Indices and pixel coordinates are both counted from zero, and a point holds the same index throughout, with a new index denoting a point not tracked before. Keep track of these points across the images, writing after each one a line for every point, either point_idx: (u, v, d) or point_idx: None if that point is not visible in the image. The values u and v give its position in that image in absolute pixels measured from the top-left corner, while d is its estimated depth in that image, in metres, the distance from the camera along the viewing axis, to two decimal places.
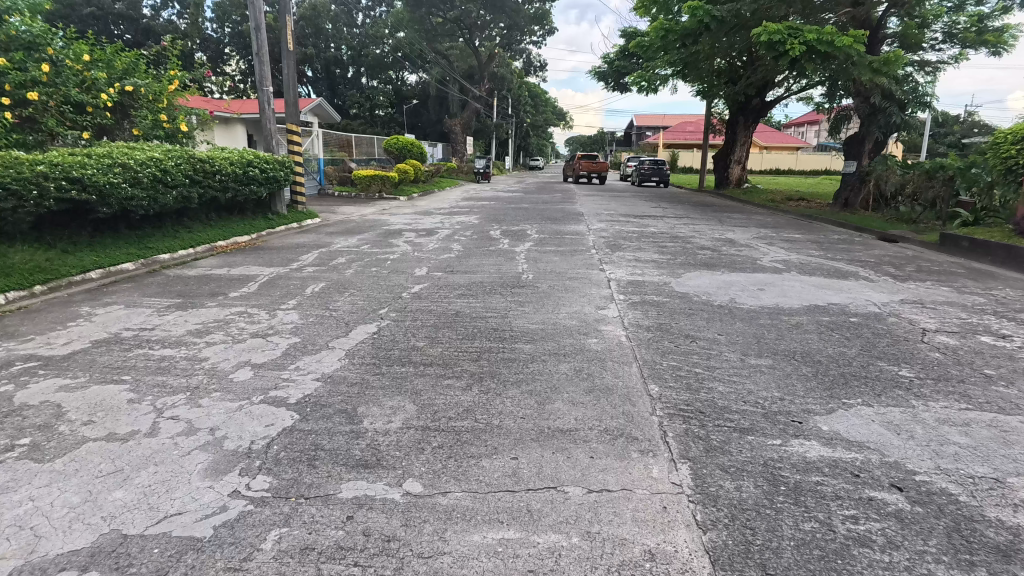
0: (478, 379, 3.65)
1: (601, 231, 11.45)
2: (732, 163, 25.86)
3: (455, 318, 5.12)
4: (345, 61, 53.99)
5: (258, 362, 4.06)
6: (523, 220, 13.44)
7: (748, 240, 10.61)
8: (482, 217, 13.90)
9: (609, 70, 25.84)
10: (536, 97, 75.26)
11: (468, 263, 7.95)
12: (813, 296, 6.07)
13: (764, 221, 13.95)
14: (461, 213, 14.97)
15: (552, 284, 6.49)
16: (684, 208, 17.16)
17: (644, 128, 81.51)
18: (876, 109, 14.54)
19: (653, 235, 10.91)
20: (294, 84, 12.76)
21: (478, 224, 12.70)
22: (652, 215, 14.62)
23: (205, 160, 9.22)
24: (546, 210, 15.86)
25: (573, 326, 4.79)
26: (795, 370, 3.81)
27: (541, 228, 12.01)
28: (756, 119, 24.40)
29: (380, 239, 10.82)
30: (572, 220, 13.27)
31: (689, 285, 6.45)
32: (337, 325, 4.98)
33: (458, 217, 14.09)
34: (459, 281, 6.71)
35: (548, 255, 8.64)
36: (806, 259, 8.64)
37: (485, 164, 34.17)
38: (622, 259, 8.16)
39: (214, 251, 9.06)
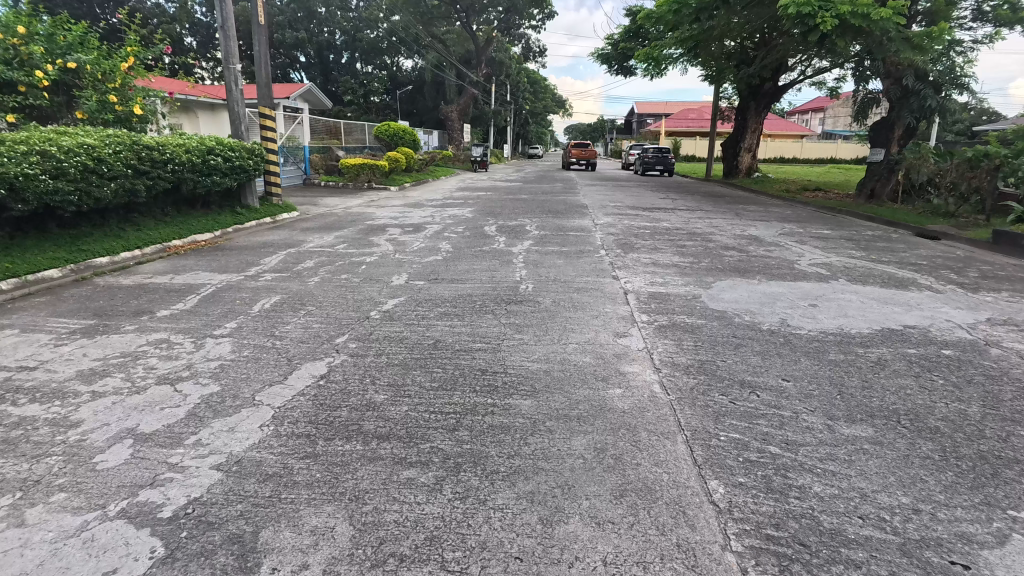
0: (453, 469, 2.47)
1: (609, 227, 10.26)
2: (742, 151, 24.50)
3: (432, 351, 3.94)
4: (339, 46, 52.48)
5: (145, 432, 2.88)
6: (521, 213, 12.26)
7: (775, 237, 9.44)
8: (476, 210, 12.66)
9: (613, 52, 24.55)
10: (535, 84, 73.62)
11: (456, 268, 6.76)
12: (879, 314, 4.93)
13: (786, 215, 12.75)
14: (454, 206, 13.73)
15: (556, 298, 5.30)
16: (696, 200, 15.94)
17: (645, 116, 80.08)
18: (909, 91, 13.31)
19: (667, 232, 9.74)
20: (267, 62, 11.46)
21: (472, 218, 11.49)
22: (663, 208, 13.44)
23: (154, 147, 7.97)
24: (546, 202, 14.65)
25: (586, 366, 3.60)
26: (913, 450, 2.64)
27: (543, 224, 10.81)
28: (768, 104, 23.07)
29: (360, 235, 9.60)
30: (577, 213, 12.08)
31: (724, 300, 5.27)
32: (275, 364, 3.78)
33: (450, 210, 12.88)
34: (442, 294, 5.52)
35: (550, 257, 7.48)
36: (850, 261, 7.47)
37: (482, 152, 32.83)
38: (637, 261, 7.02)
39: (166, 253, 7.88)
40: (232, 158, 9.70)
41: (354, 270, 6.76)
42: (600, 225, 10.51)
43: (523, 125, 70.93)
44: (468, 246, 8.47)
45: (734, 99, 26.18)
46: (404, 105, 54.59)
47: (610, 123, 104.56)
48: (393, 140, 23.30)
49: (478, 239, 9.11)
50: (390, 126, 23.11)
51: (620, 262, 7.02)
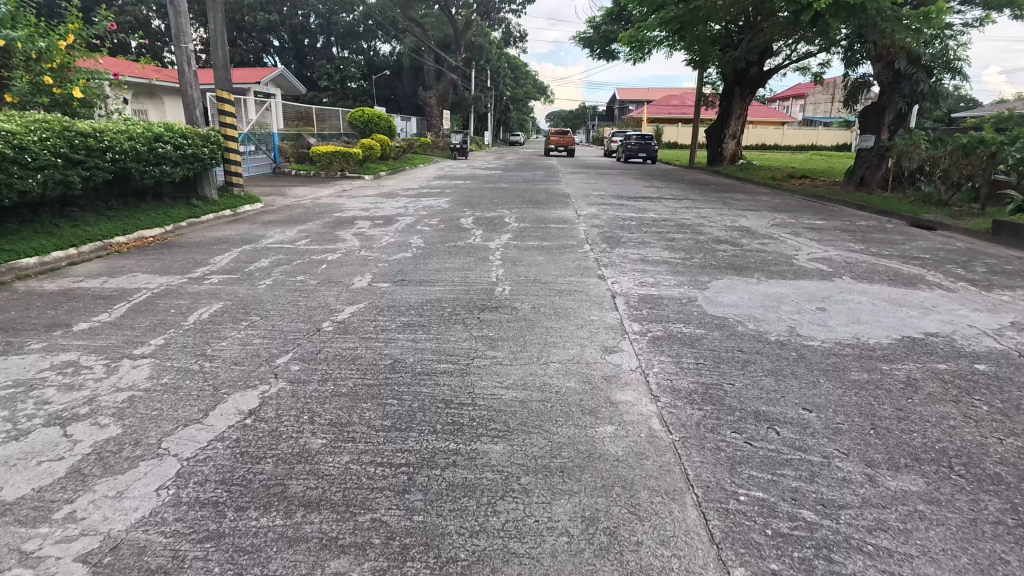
0: (398, 557, 1.89)
1: (593, 219, 9.70)
2: (726, 138, 24.03)
3: (389, 375, 3.34)
4: (314, 30, 51.03)
5: (7, 500, 2.24)
6: (500, 203, 11.63)
7: (767, 229, 8.95)
8: (453, 201, 11.99)
9: (595, 36, 23.89)
10: (516, 69, 72.47)
11: (426, 266, 6.13)
12: (894, 318, 4.45)
13: (774, 204, 12.31)
14: (430, 196, 13.03)
15: (536, 303, 4.71)
16: (682, 188, 15.44)
17: (627, 103, 79.55)
18: (901, 75, 12.93)
19: (655, 224, 9.20)
20: (224, 42, 10.61)
21: (448, 210, 10.84)
22: (648, 197, 12.91)
23: (91, 134, 7.18)
24: (527, 192, 14.01)
25: (571, 394, 3.02)
26: (979, 512, 2.12)
27: (523, 215, 10.19)
28: (753, 89, 22.59)
29: (326, 229, 8.91)
30: (559, 203, 11.49)
31: (723, 303, 4.73)
32: (197, 394, 3.14)
33: (426, 201, 12.21)
34: (409, 299, 4.91)
35: (531, 252, 6.90)
36: (850, 255, 6.99)
37: (462, 139, 31.99)
38: (624, 258, 6.47)
39: (107, 252, 7.14)
40: (184, 145, 8.91)
41: (313, 270, 6.10)
42: (584, 216, 9.94)
43: (504, 112, 69.97)
44: (442, 240, 7.84)
45: (718, 84, 25.68)
46: (382, 90, 53.28)
47: (592, 110, 103.74)
48: (368, 126, 22.40)
49: (454, 232, 8.48)
50: (364, 112, 22.21)
51: (606, 259, 6.46)
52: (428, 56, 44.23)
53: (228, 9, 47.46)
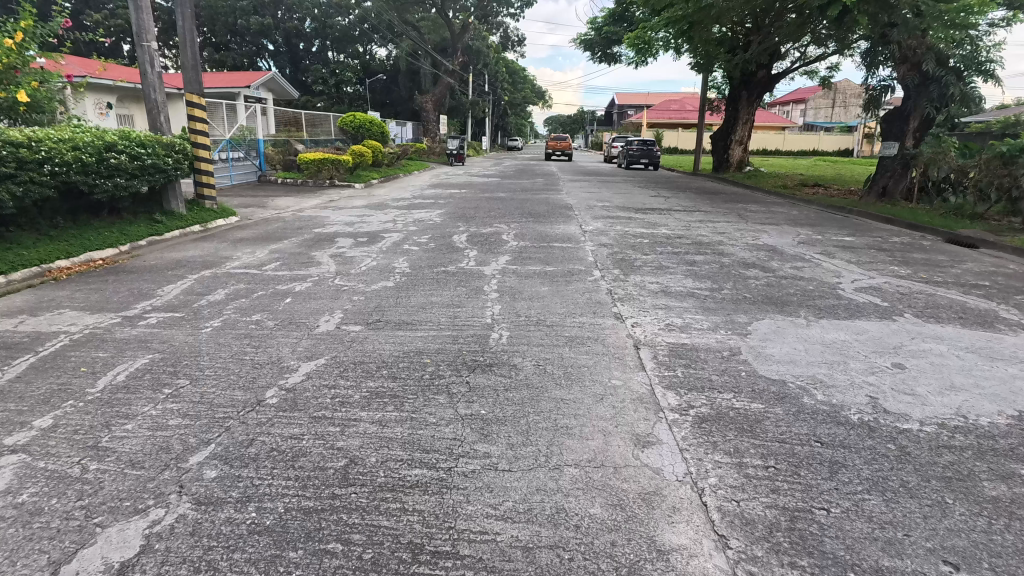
0: None
1: (601, 235, 8.77)
2: (733, 144, 23.08)
3: (338, 490, 2.37)
4: (308, 34, 50.22)
5: None
6: (498, 216, 10.70)
7: (794, 248, 8.03)
8: (447, 213, 11.05)
9: (597, 38, 23.06)
10: (514, 73, 71.63)
11: (408, 301, 5.17)
12: (993, 380, 3.51)
13: (794, 217, 11.39)
14: (421, 208, 12.08)
15: (539, 359, 3.75)
16: (692, 198, 14.51)
17: (626, 107, 78.89)
18: (929, 77, 12.06)
19: (670, 242, 8.27)
20: (194, 40, 9.66)
21: (440, 224, 9.92)
22: (658, 209, 12.00)
23: (22, 144, 6.24)
24: (527, 203, 13.10)
25: (596, 536, 2.07)
26: None
27: (523, 231, 9.24)
28: (761, 93, 21.72)
29: (303, 247, 7.96)
30: (563, 217, 10.55)
31: (774, 357, 3.80)
32: (55, 530, 2.18)
33: (417, 213, 11.27)
34: (383, 351, 3.95)
35: (532, 279, 5.96)
36: (899, 283, 6.07)
37: (458, 144, 31.07)
38: (643, 288, 5.54)
39: (42, 279, 6.14)
40: (143, 156, 7.95)
41: (273, 306, 5.13)
42: (590, 233, 9.02)
43: (501, 116, 69.16)
44: (431, 263, 6.89)
45: (723, 88, 24.83)
46: (378, 94, 52.41)
47: (590, 114, 103.02)
48: (359, 132, 21.45)
49: (446, 252, 7.54)
50: (356, 117, 21.26)
51: (622, 289, 5.53)
52: (424, 60, 43.34)
53: (221, 12, 46.61)
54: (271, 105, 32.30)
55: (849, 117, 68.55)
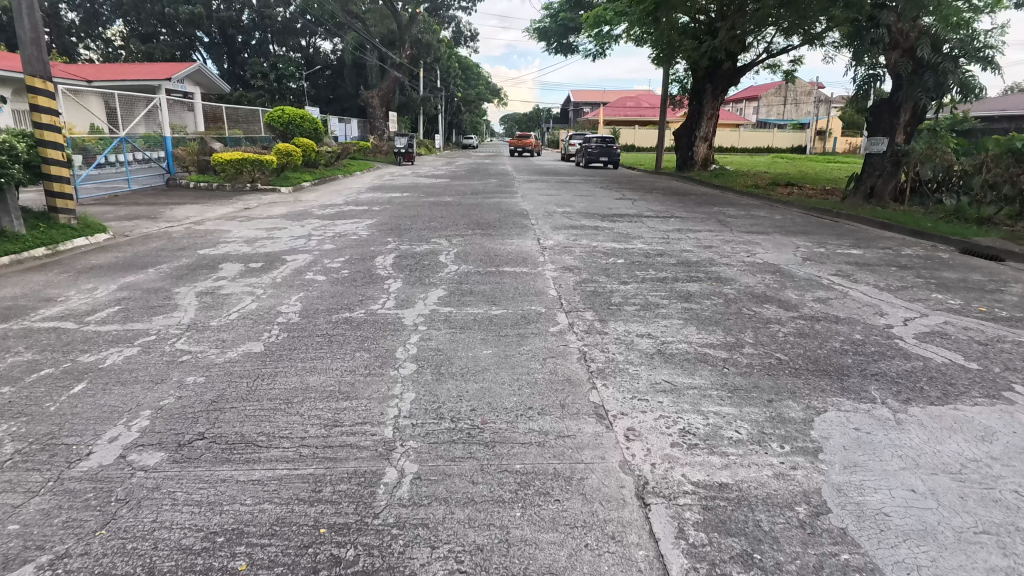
0: None
1: (565, 252, 7.04)
2: (698, 140, 21.71)
3: None
4: (246, 24, 47.09)
5: None
6: (440, 228, 8.87)
7: (801, 268, 6.49)
8: (376, 225, 9.12)
9: (553, 26, 21.49)
10: (468, 70, 69.67)
11: (269, 388, 3.26)
12: None
13: (780, 224, 9.94)
14: (347, 218, 10.11)
15: (462, 554, 1.94)
16: (662, 201, 12.97)
17: (582, 104, 78.03)
18: (923, 64, 10.84)
19: (651, 261, 6.60)
20: (32, 6, 7.42)
21: (366, 240, 8.00)
22: (628, 216, 10.37)
23: None
24: (476, 209, 11.27)
25: None
26: None
27: (468, 248, 7.40)
28: (726, 87, 20.45)
29: (167, 280, 5.94)
30: (518, 228, 8.78)
31: (891, 522, 2.09)
32: None
33: (341, 225, 9.31)
34: (165, 535, 2.06)
35: (471, 333, 4.14)
36: (964, 325, 4.53)
37: (406, 142, 28.96)
38: (631, 348, 3.79)
39: None
40: None
41: (40, 405, 3.14)
42: (552, 248, 7.26)
43: (455, 113, 67.07)
44: (335, 303, 5.00)
45: (686, 82, 23.51)
46: (323, 90, 49.64)
47: (546, 111, 101.89)
48: (289, 129, 18.89)
49: (360, 284, 5.64)
50: (284, 112, 18.81)
51: (602, 349, 3.77)
52: (370, 54, 40.95)
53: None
54: (199, 99, 29.45)
55: (800, 115, 69.40)
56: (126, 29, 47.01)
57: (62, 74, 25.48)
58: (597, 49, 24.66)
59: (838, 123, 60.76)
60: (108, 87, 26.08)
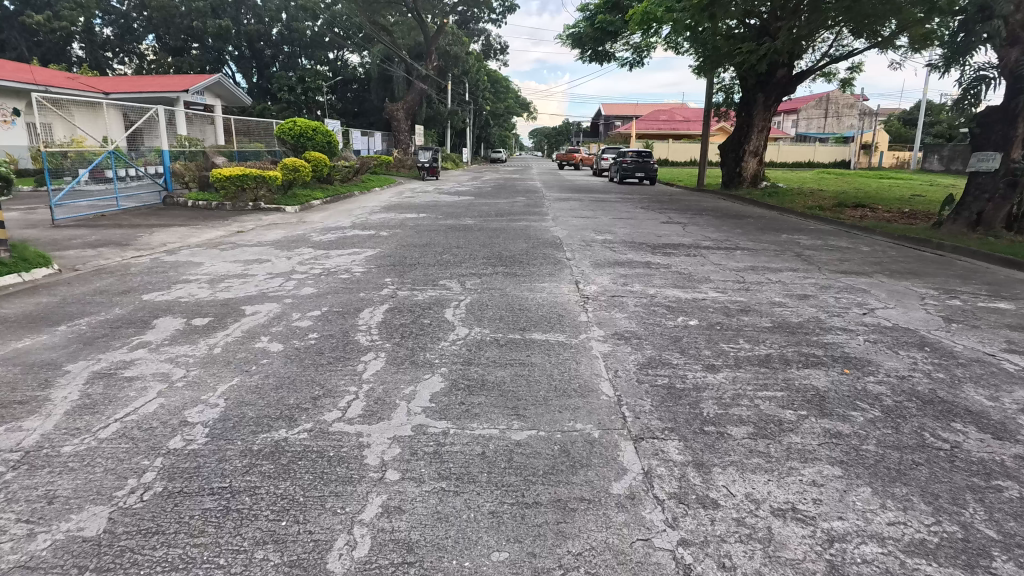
0: None
1: (615, 305, 5.28)
2: (746, 155, 19.67)
3: None
4: (274, 38, 46.79)
5: None
6: (454, 264, 7.17)
7: (951, 338, 4.60)
8: (376, 259, 7.52)
9: (588, 32, 19.87)
10: (498, 83, 68.65)
11: None
12: None
13: (874, 261, 8.02)
14: (345, 248, 8.55)
15: None
16: (719, 227, 11.10)
17: (612, 118, 76.65)
18: None
19: (736, 323, 4.78)
20: None
21: (357, 281, 6.35)
22: (684, 247, 8.56)
23: None
24: (500, 235, 9.61)
25: None
26: None
27: (485, 296, 5.67)
28: (780, 96, 18.45)
29: (73, 345, 4.39)
30: (551, 265, 7.05)
31: None
32: None
33: (335, 258, 7.68)
34: None
35: (470, 495, 2.35)
36: None
37: (430, 156, 27.89)
38: (776, 564, 1.97)
39: None
40: None
41: None
42: (595, 298, 5.49)
43: (483, 127, 66.18)
44: (274, 404, 3.28)
45: (733, 91, 21.54)
46: (350, 103, 48.96)
47: (576, 125, 100.65)
48: (300, 143, 16.87)
49: (324, 363, 3.93)
50: (295, 122, 16.84)
51: (719, 568, 1.95)
52: (397, 66, 39.97)
53: (176, 14, 42.98)
54: (219, 111, 28.61)
55: (841, 127, 66.58)
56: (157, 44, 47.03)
57: (80, 86, 24.78)
58: (633, 57, 22.94)
59: (884, 136, 57.88)
60: (126, 100, 25.33)
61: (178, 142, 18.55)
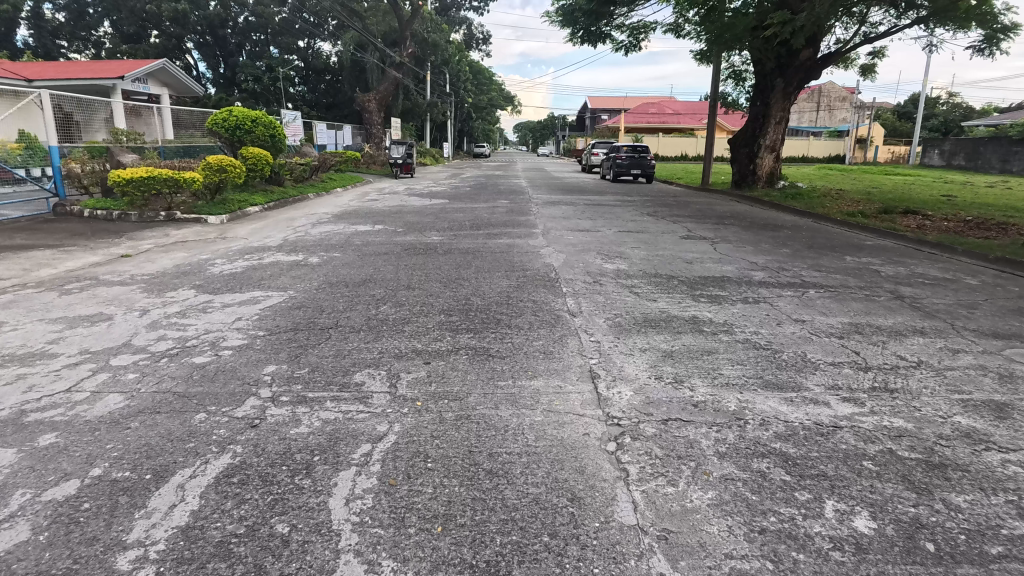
0: None
1: (675, 455, 2.68)
2: (762, 150, 17.14)
3: None
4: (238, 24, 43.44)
5: None
6: (389, 328, 4.51)
7: None
8: (275, 317, 4.88)
9: (580, 8, 17.19)
10: (480, 74, 65.73)
11: None
12: None
13: (1011, 308, 5.56)
14: (245, 290, 5.87)
15: None
16: (757, 246, 8.58)
17: (598, 111, 74.18)
18: None
19: (957, 528, 2.21)
20: None
21: (214, 374, 3.69)
22: (732, 285, 6.02)
23: None
24: (474, 262, 7.02)
25: None
26: None
27: (426, 423, 3.01)
28: (802, 83, 15.97)
29: None
30: (545, 330, 4.43)
31: None
32: None
33: (213, 315, 5.00)
34: None
35: None
36: None
37: (403, 151, 25.15)
38: None
39: None
40: None
41: None
42: (635, 432, 2.89)
43: (465, 120, 63.29)
44: None
45: (744, 79, 19.01)
46: (321, 95, 45.84)
47: (560, 119, 98.06)
48: (236, 137, 13.93)
49: None
50: (231, 111, 13.85)
51: None
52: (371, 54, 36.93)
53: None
54: (167, 101, 25.52)
55: (833, 121, 64.85)
56: (111, 30, 43.39)
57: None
58: (628, 40, 20.35)
59: (879, 130, 56.06)
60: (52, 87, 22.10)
61: (114, 138, 15.81)
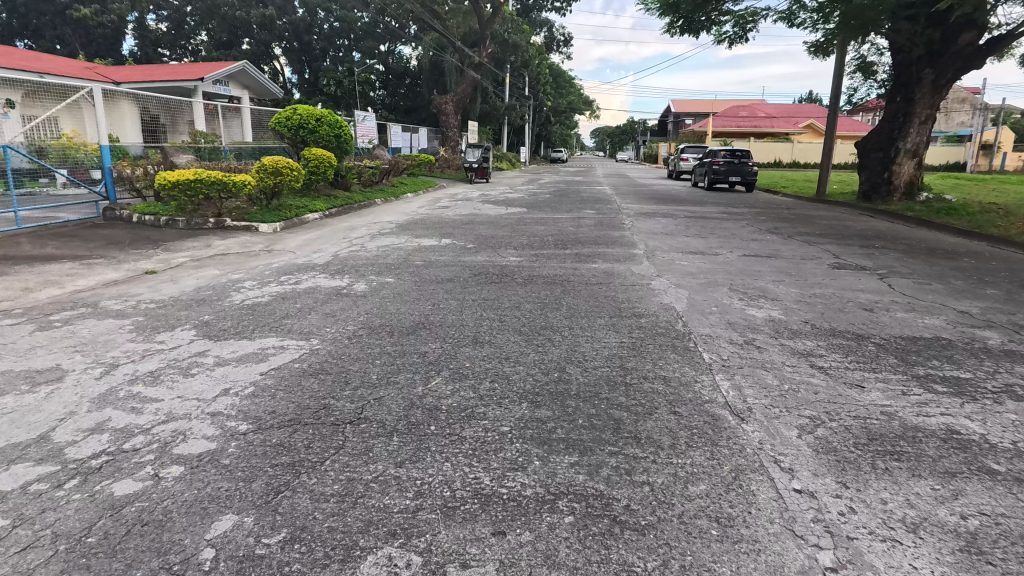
0: None
1: None
2: (902, 156, 14.33)
3: None
4: (323, 29, 43.94)
5: None
6: (438, 433, 2.77)
7: None
8: (275, 391, 3.30)
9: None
10: (560, 78, 64.14)
11: None
12: None
13: None
14: (258, 333, 4.38)
15: None
16: (948, 284, 6.26)
17: (683, 116, 70.76)
18: None
19: None
20: None
21: (123, 537, 2.07)
22: (969, 360, 3.89)
23: None
24: (564, 299, 5.24)
25: None
26: None
27: None
28: (959, 74, 13.08)
29: None
30: (702, 456, 2.55)
31: None
32: None
33: (194, 382, 3.45)
34: None
35: None
36: None
37: (480, 155, 23.75)
38: None
39: None
40: None
41: None
42: None
43: (543, 125, 61.86)
44: None
45: (879, 72, 16.19)
46: (401, 99, 45.61)
47: (641, 124, 94.83)
48: (299, 137, 12.84)
49: None
50: (295, 109, 12.76)
51: None
52: (450, 56, 36.06)
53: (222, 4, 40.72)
54: (246, 103, 25.37)
55: (951, 125, 58.33)
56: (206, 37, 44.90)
57: (90, 74, 21.91)
58: (734, 30, 17.95)
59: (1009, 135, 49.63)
60: (138, 90, 22.32)
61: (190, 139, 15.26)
